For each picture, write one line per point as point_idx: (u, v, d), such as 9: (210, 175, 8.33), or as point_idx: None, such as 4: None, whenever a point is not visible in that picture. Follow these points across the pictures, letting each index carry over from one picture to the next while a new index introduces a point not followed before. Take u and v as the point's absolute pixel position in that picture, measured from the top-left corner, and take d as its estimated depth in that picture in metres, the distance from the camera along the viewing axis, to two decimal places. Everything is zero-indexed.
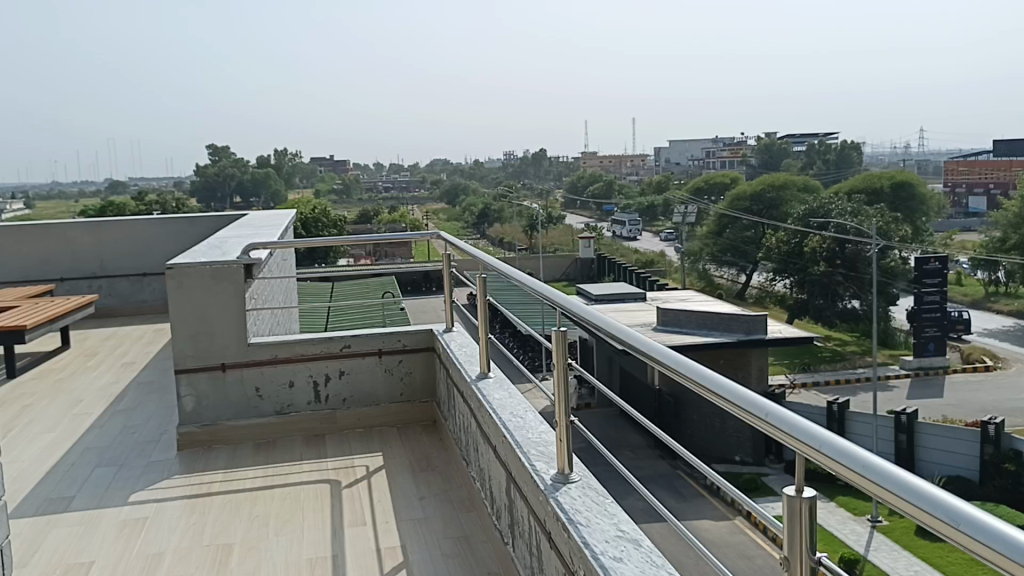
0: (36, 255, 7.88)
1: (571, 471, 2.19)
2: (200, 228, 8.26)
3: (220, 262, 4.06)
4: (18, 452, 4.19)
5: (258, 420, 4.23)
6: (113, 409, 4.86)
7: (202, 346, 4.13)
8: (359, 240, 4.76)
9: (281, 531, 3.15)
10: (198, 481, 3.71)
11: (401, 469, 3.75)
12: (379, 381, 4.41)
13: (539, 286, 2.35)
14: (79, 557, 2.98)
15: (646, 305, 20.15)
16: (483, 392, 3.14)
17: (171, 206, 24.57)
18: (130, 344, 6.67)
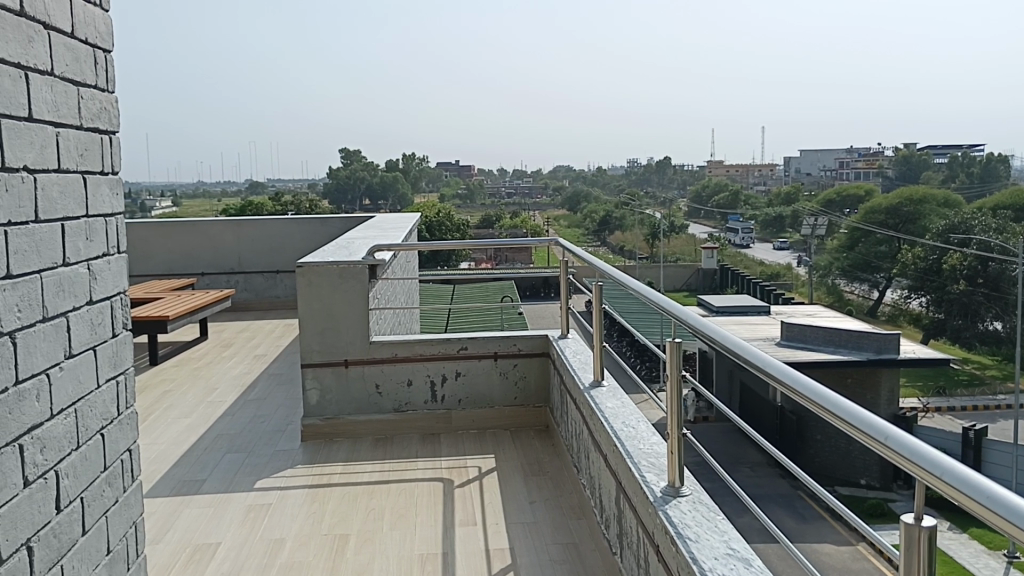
0: (181, 251, 8.38)
1: (681, 485, 2.16)
2: (331, 228, 8.58)
3: (346, 262, 4.23)
4: (158, 434, 4.47)
5: (376, 416, 4.36)
6: (244, 399, 5.11)
7: (328, 342, 4.30)
8: (481, 245, 4.83)
9: (395, 526, 3.24)
10: (319, 472, 3.86)
11: (513, 472, 3.79)
12: (494, 384, 4.47)
13: (656, 297, 2.33)
14: (206, 538, 3.15)
15: (769, 319, 19.61)
16: (596, 400, 3.13)
17: (305, 206, 25.64)
18: (262, 337, 7.00)
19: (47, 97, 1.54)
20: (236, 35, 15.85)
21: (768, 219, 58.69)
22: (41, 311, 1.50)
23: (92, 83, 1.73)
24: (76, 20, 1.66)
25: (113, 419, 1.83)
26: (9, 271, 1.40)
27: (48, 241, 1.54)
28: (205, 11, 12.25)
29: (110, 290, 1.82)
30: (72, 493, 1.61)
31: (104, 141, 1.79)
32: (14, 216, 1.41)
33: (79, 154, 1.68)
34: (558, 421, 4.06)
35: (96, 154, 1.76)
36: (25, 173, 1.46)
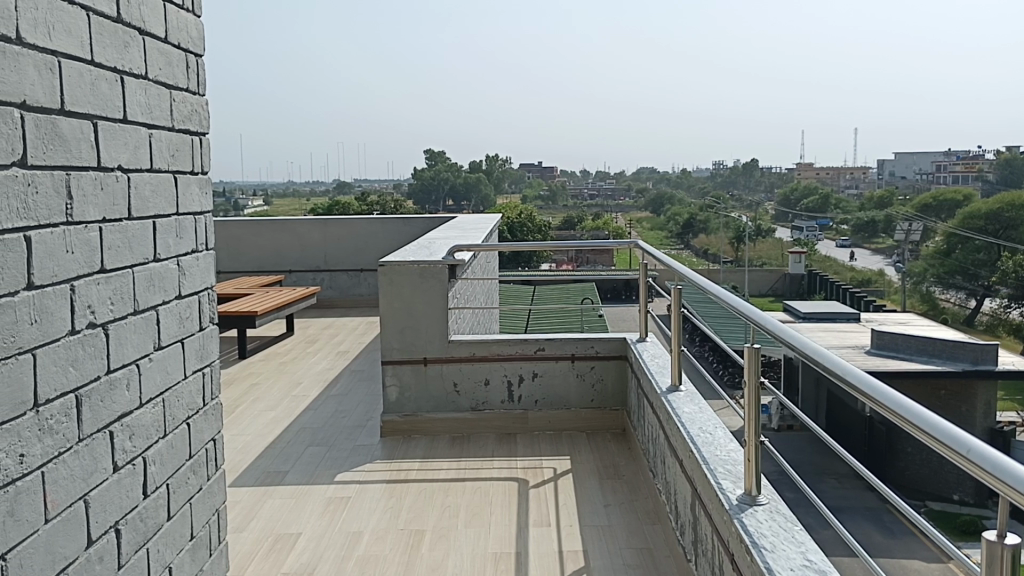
0: (271, 249, 8.63)
1: (758, 493, 2.12)
2: (414, 228, 8.72)
3: (426, 262, 4.29)
4: (244, 426, 4.61)
5: (453, 415, 4.40)
6: (327, 394, 5.24)
7: (408, 339, 4.37)
8: (562, 246, 4.82)
9: (470, 523, 3.26)
10: (397, 467, 3.91)
11: (588, 475, 3.77)
12: (571, 386, 4.45)
13: (736, 304, 2.29)
14: (287, 528, 3.24)
15: (858, 327, 19.02)
16: (674, 405, 3.09)
17: (390, 204, 26.04)
18: (346, 334, 7.16)
19: (141, 100, 1.61)
20: (323, 36, 16.21)
21: (859, 223, 56.74)
22: (132, 305, 1.57)
23: (183, 86, 1.80)
24: (169, 26, 1.73)
25: (198, 409, 1.90)
26: (103, 266, 1.47)
27: (140, 238, 1.61)
28: (293, 14, 12.55)
29: (197, 285, 1.89)
30: (158, 479, 1.68)
31: (195, 142, 1.87)
32: (108, 212, 1.48)
33: (171, 155, 1.75)
34: (635, 425, 4.03)
35: (186, 154, 1.83)
36: (119, 173, 1.53)
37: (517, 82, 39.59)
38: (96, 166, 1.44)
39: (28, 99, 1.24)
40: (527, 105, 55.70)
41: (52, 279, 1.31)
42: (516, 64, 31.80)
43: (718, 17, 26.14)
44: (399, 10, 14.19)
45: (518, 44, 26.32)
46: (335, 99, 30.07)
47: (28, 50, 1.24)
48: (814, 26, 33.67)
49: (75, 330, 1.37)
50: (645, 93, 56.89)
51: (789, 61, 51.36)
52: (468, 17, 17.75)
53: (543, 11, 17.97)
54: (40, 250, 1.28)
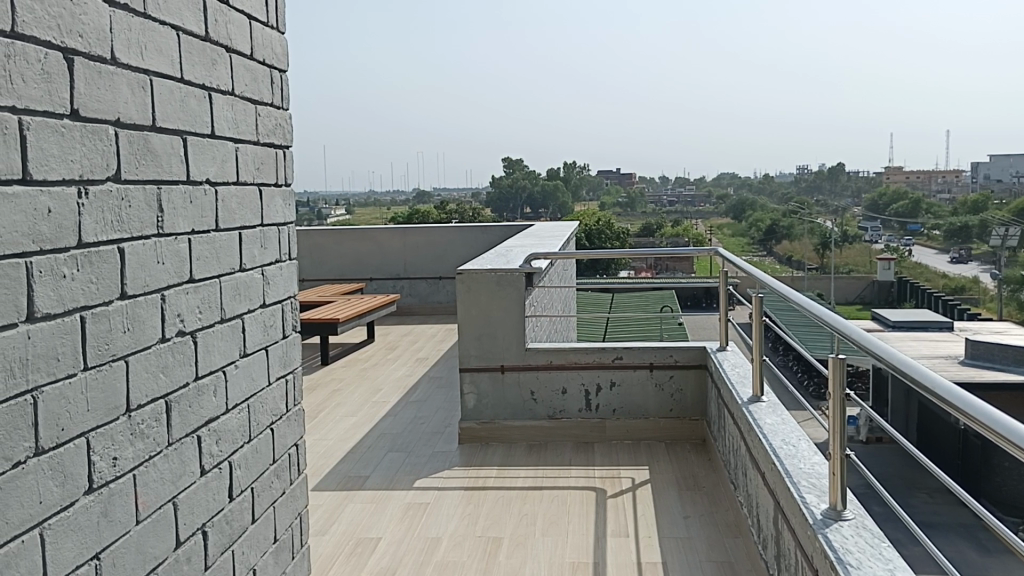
0: (353, 257, 8.80)
1: (844, 508, 2.05)
2: (491, 236, 8.78)
3: (504, 270, 4.33)
4: (326, 431, 4.72)
5: (531, 422, 4.41)
6: (406, 399, 5.32)
7: (485, 347, 4.40)
8: (639, 254, 4.78)
9: (548, 531, 3.27)
10: (475, 474, 3.94)
11: (667, 485, 3.73)
12: (649, 396, 4.40)
13: (821, 312, 2.23)
14: (368, 533, 3.29)
15: (952, 336, 18.28)
16: (755, 416, 3.03)
17: (468, 210, 26.30)
18: (425, 340, 7.26)
19: (228, 116, 1.66)
20: (398, 50, 16.54)
21: (951, 228, 54.66)
22: (219, 313, 1.62)
23: (269, 101, 1.86)
24: (255, 43, 1.79)
25: (281, 415, 1.95)
26: (191, 275, 1.52)
27: (227, 248, 1.66)
28: (370, 26, 12.74)
29: (282, 295, 1.94)
30: (243, 482, 1.73)
31: (279, 155, 1.92)
32: (197, 224, 1.54)
33: (256, 168, 1.80)
34: (715, 435, 3.97)
35: (271, 167, 1.88)
36: (207, 186, 1.58)
37: (590, 90, 39.63)
38: (185, 180, 1.50)
39: (122, 116, 1.30)
40: (602, 112, 55.40)
41: (143, 289, 1.36)
42: (587, 71, 31.63)
43: (792, 19, 25.68)
44: (474, 18, 14.22)
45: (589, 52, 26.34)
46: (410, 109, 30.64)
47: (122, 69, 1.29)
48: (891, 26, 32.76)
49: (165, 337, 1.43)
50: (720, 97, 56.20)
51: (868, 62, 50.06)
52: (539, 26, 17.89)
53: (616, 17, 17.88)
54: (132, 261, 1.33)
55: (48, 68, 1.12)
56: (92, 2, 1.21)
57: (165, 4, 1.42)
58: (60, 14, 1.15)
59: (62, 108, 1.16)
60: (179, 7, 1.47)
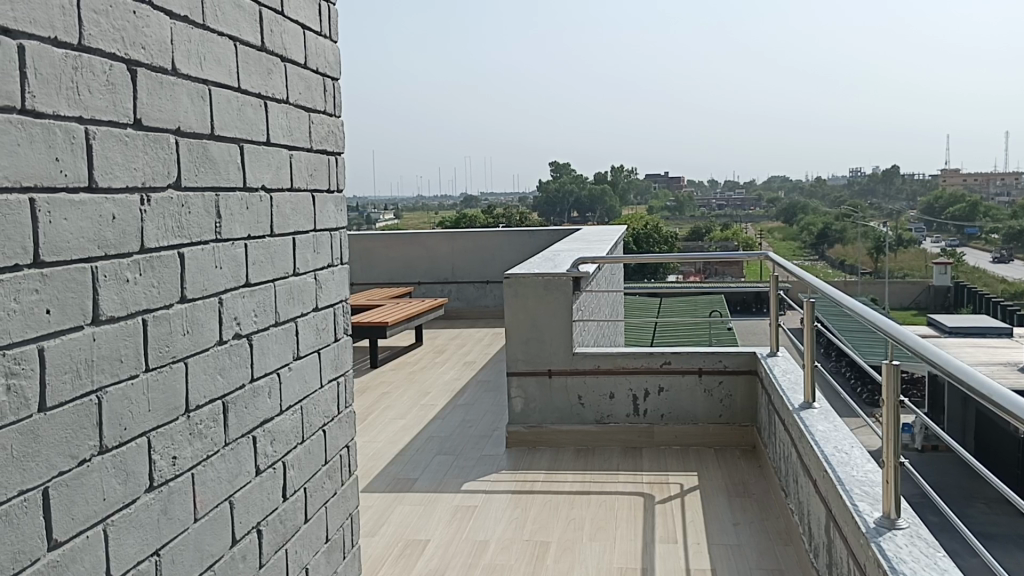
0: (402, 261, 8.88)
1: (898, 516, 2.01)
2: (539, 240, 8.79)
3: (551, 274, 4.33)
4: (376, 433, 4.78)
5: (579, 426, 4.40)
6: (454, 403, 5.35)
7: (533, 351, 4.41)
8: (688, 258, 4.73)
9: (596, 536, 3.26)
10: (522, 478, 3.95)
11: (716, 492, 3.70)
12: (698, 401, 4.36)
13: (874, 318, 2.20)
14: (416, 535, 3.32)
15: (1012, 343, 17.75)
16: (806, 423, 2.99)
17: (516, 214, 26.39)
18: (473, 344, 7.30)
19: (283, 123, 1.70)
20: (443, 56, 16.68)
21: (1010, 230, 53.10)
22: (274, 316, 1.66)
23: (322, 109, 1.89)
24: (308, 52, 1.83)
25: (333, 416, 1.98)
26: (247, 279, 1.55)
27: (281, 253, 1.70)
28: (416, 33, 12.82)
29: (334, 298, 1.98)
30: (297, 483, 1.77)
31: (331, 161, 1.96)
32: (253, 230, 1.58)
33: (309, 175, 1.84)
34: (766, 441, 3.92)
35: (324, 173, 1.92)
36: (263, 192, 1.62)
37: (634, 94, 39.41)
38: (242, 186, 1.53)
39: (182, 125, 1.34)
40: (647, 116, 54.91)
41: (202, 293, 1.40)
42: (630, 74, 31.41)
43: (842, 17, 25.18)
44: (519, 21, 14.18)
45: (632, 56, 26.13)
46: (455, 113, 30.90)
47: (182, 80, 1.34)
48: (939, 24, 32.07)
49: (223, 340, 1.46)
50: (768, 97, 55.55)
51: (920, 63, 48.84)
52: (582, 30, 17.92)
53: (661, 19, 17.73)
54: (192, 265, 1.37)
55: (114, 79, 1.17)
56: (154, 14, 1.25)
57: (223, 15, 1.46)
58: (124, 28, 1.19)
59: (125, 118, 1.20)
60: (236, 19, 1.51)
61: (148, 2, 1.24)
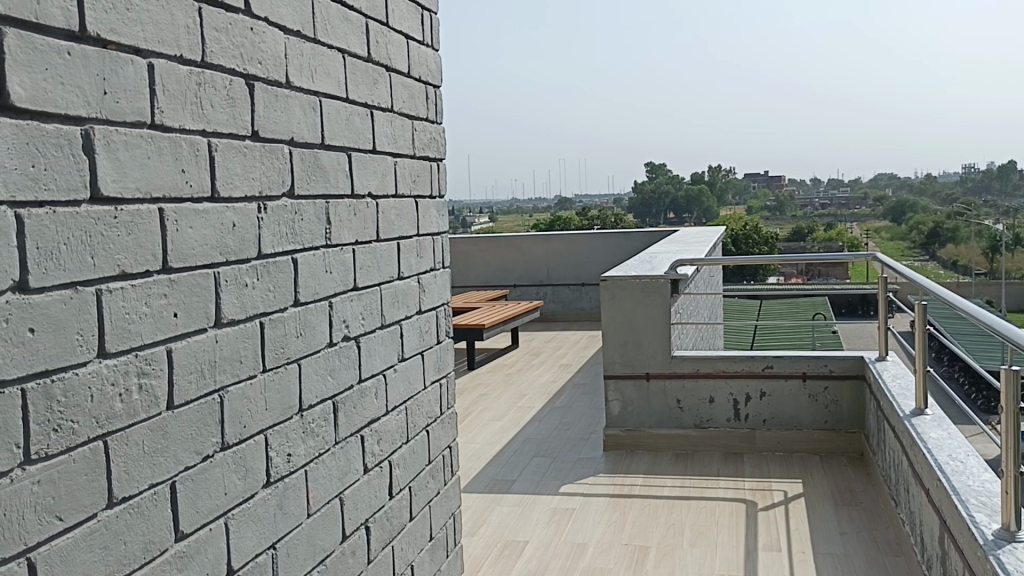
0: (497, 264, 8.96)
1: (1018, 529, 1.92)
2: (635, 242, 8.73)
3: (648, 277, 4.30)
4: (474, 434, 4.83)
5: (678, 431, 4.35)
6: (551, 405, 5.37)
7: (631, 354, 4.38)
8: (789, 259, 4.61)
9: (696, 542, 3.22)
10: (620, 482, 3.93)
11: (822, 500, 3.59)
12: (801, 406, 4.25)
13: (991, 320, 2.09)
14: (515, 537, 3.34)
15: None
16: (918, 430, 2.88)
17: (610, 213, 26.16)
18: (568, 346, 7.31)
19: (388, 132, 1.75)
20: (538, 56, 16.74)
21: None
22: (380, 319, 1.71)
23: (424, 116, 1.94)
24: (411, 61, 1.87)
25: (436, 418, 2.02)
26: (355, 283, 1.60)
27: (386, 258, 1.75)
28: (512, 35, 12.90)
29: (436, 301, 2.02)
30: (401, 482, 1.81)
31: (433, 168, 2.00)
32: (360, 235, 1.62)
33: (412, 181, 1.88)
34: (874, 449, 3.79)
35: (426, 179, 1.96)
36: (369, 199, 1.67)
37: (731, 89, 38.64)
38: (349, 194, 1.58)
39: (295, 136, 1.40)
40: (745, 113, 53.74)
41: (314, 297, 1.45)
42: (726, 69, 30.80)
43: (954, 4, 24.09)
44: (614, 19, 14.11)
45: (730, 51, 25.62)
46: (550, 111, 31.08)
47: (295, 92, 1.39)
48: None
49: (332, 342, 1.51)
50: (873, 89, 53.58)
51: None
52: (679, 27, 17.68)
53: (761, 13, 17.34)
54: (305, 271, 1.42)
55: (233, 93, 1.23)
56: (270, 31, 1.31)
57: (333, 27, 1.52)
58: (242, 43, 1.25)
59: (244, 130, 1.26)
60: (345, 32, 1.56)
61: (264, 18, 1.30)
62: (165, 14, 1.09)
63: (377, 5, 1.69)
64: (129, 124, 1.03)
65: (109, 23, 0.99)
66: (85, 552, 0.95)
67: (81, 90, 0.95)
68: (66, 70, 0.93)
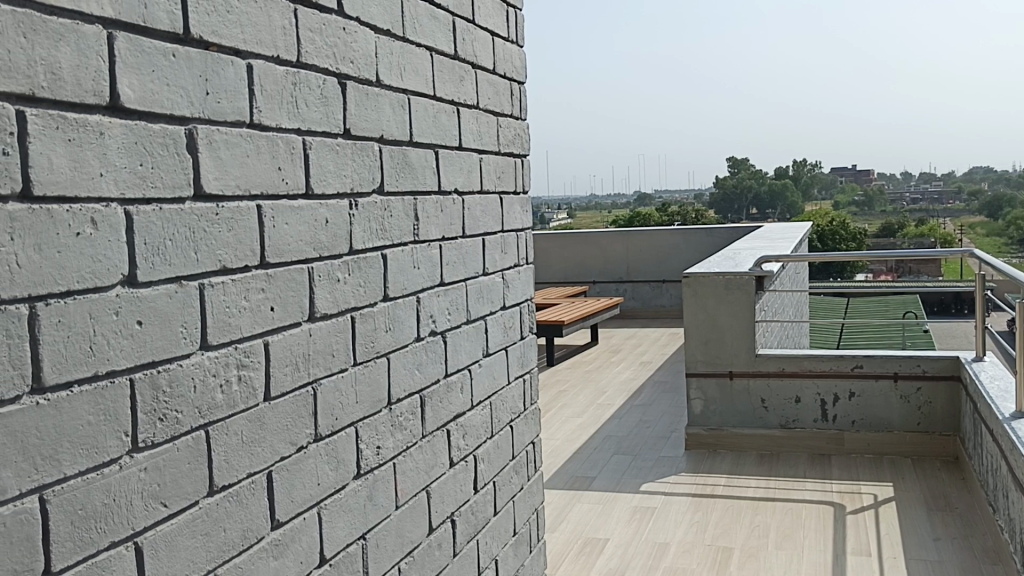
0: (577, 261, 8.94)
1: None
2: (717, 238, 8.59)
3: (732, 273, 4.23)
4: (554, 431, 4.83)
5: (763, 432, 4.27)
6: (631, 403, 5.33)
7: (713, 352, 4.31)
8: (880, 256, 4.47)
9: (782, 544, 3.15)
10: (703, 482, 3.88)
11: (914, 504, 3.48)
12: (893, 408, 4.12)
13: None
14: (595, 534, 3.33)
15: None
16: (1017, 433, 2.76)
17: (690, 209, 25.76)
18: (649, 344, 7.24)
19: (473, 128, 1.76)
20: None
21: None
22: (465, 314, 1.72)
23: (509, 113, 1.94)
24: (496, 57, 1.87)
25: (520, 413, 2.03)
26: (442, 279, 1.62)
27: (472, 253, 1.76)
28: None
29: (519, 298, 2.02)
30: (486, 476, 1.82)
31: (517, 164, 2.00)
32: (447, 232, 1.64)
33: (497, 177, 1.89)
34: (970, 452, 3.64)
35: (510, 176, 1.96)
36: (455, 195, 1.68)
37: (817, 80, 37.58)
38: (437, 191, 1.60)
39: (385, 133, 1.41)
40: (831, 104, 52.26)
41: (402, 293, 1.47)
42: None
43: None
44: None
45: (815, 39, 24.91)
46: None
47: (385, 91, 1.41)
48: None
49: (420, 337, 1.53)
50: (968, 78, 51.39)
51: None
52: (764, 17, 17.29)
53: None
54: (393, 266, 1.44)
55: (326, 93, 1.25)
56: (361, 30, 1.34)
57: (421, 26, 1.53)
58: (334, 43, 1.27)
59: (337, 128, 1.28)
60: (433, 30, 1.57)
61: (356, 18, 1.32)
62: (263, 17, 1.11)
63: (463, 3, 1.70)
64: (229, 124, 1.06)
65: (211, 26, 1.02)
66: (187, 539, 0.99)
67: (185, 90, 0.99)
68: (173, 71, 0.97)
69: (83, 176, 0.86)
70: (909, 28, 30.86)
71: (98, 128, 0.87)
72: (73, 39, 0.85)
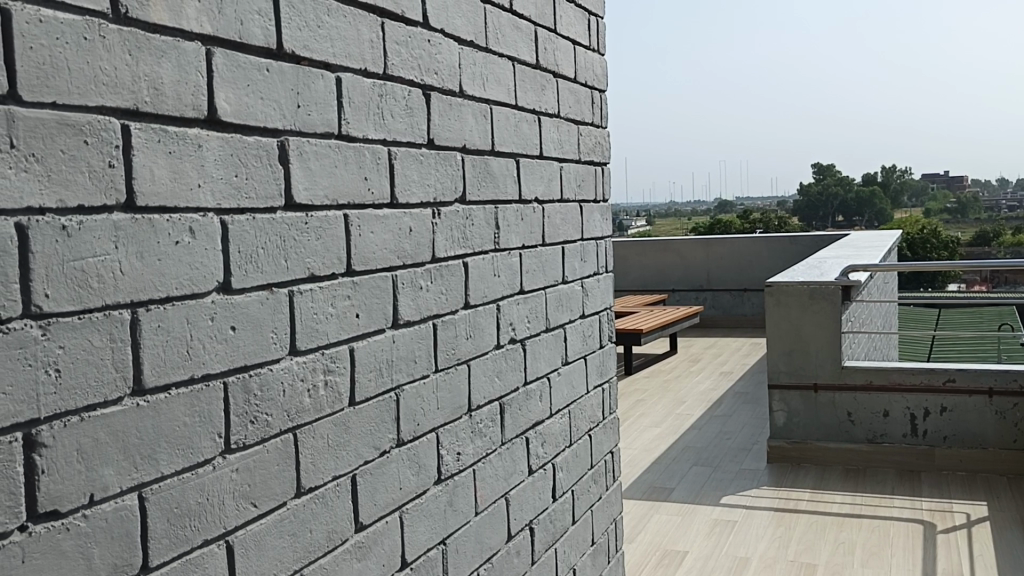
0: (656, 267, 8.85)
1: None
2: (802, 246, 8.38)
3: (817, 283, 4.12)
4: (633, 439, 4.80)
5: (849, 445, 4.15)
6: (711, 413, 5.25)
7: (796, 363, 4.22)
8: (973, 265, 4.28)
9: (868, 562, 3.06)
10: (785, 496, 3.79)
11: (1009, 524, 3.33)
12: (987, 423, 3.95)
13: None
14: (673, 545, 3.29)
15: None
16: None
17: (773, 216, 25.12)
18: (729, 354, 7.13)
19: (554, 137, 1.76)
20: None
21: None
22: (545, 323, 1.72)
23: (590, 121, 1.95)
24: (578, 66, 1.88)
25: (599, 422, 2.02)
26: (522, 287, 1.63)
27: (552, 262, 1.76)
28: None
29: (599, 305, 2.01)
30: (565, 484, 1.82)
31: (598, 172, 2.00)
32: (527, 240, 1.65)
33: (578, 185, 1.89)
34: None
35: (591, 184, 1.96)
36: (536, 204, 1.69)
37: None
38: (518, 199, 1.61)
39: (467, 143, 1.43)
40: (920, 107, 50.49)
41: (483, 300, 1.49)
42: None
43: None
44: None
45: None
46: None
47: (467, 101, 1.43)
48: None
49: (500, 344, 1.54)
50: None
51: None
52: None
53: None
54: (475, 274, 1.46)
55: (411, 103, 1.27)
56: (445, 41, 1.36)
57: (503, 36, 1.55)
58: (419, 54, 1.29)
59: (420, 138, 1.30)
60: (514, 40, 1.58)
61: (441, 30, 1.35)
62: (352, 30, 1.14)
63: (546, 13, 1.71)
64: (319, 135, 1.09)
65: (302, 40, 1.05)
66: (276, 539, 1.01)
67: (277, 103, 1.02)
68: (265, 86, 1.00)
69: (182, 186, 0.89)
70: (1004, 28, 29.58)
71: (197, 142, 0.91)
72: (174, 56, 0.88)
